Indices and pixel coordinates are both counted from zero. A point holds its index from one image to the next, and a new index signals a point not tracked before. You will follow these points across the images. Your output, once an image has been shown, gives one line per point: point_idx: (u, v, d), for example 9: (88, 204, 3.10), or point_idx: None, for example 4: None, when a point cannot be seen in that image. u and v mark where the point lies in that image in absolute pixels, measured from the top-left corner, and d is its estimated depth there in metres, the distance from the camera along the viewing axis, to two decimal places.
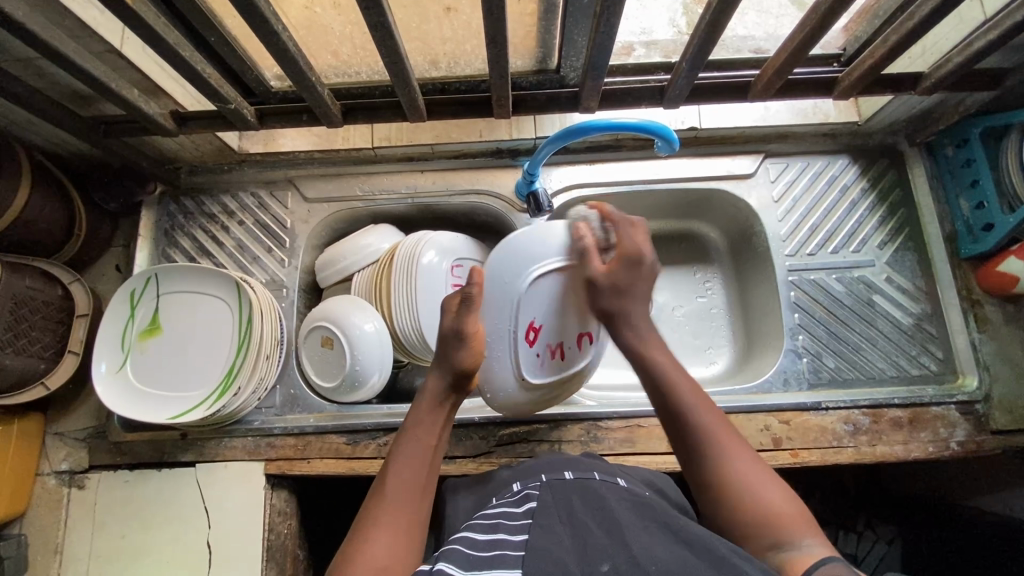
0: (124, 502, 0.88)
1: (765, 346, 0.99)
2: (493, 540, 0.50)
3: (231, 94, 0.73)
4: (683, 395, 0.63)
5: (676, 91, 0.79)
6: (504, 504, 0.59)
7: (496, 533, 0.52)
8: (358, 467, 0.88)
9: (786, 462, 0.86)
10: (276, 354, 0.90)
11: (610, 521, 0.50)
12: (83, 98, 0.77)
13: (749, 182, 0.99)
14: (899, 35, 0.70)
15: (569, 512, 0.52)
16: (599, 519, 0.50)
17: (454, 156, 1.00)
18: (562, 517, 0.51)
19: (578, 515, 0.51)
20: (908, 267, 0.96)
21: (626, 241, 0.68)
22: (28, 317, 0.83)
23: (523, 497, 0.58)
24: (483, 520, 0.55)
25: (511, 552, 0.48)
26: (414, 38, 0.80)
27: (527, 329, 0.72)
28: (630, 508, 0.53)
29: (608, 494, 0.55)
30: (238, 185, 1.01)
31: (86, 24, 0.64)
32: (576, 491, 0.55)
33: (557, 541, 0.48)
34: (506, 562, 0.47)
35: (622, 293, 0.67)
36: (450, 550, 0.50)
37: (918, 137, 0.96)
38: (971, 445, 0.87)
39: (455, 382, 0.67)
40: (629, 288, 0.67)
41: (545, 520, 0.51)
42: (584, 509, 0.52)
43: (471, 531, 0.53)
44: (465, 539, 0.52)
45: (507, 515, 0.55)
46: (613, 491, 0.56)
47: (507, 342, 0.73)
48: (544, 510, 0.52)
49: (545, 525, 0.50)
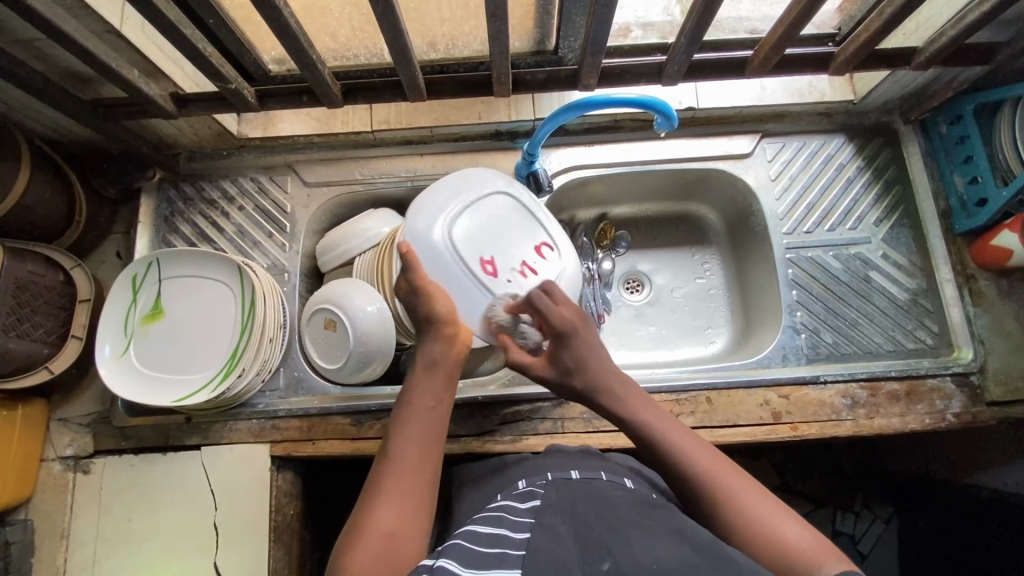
0: (130, 486, 0.89)
1: (763, 324, 1.00)
2: (495, 537, 0.51)
3: (232, 74, 0.73)
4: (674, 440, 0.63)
5: (675, 67, 0.79)
6: (507, 499, 0.59)
7: (499, 528, 0.52)
8: (362, 448, 0.89)
9: (786, 435, 0.87)
10: (278, 337, 0.90)
11: (612, 519, 0.51)
12: (83, 80, 0.77)
13: (747, 162, 1.00)
14: (894, 8, 0.70)
15: (573, 510, 0.53)
16: (602, 516, 0.51)
17: (453, 139, 1.00)
18: (565, 516, 0.52)
19: (581, 513, 0.52)
20: (904, 244, 0.97)
21: (550, 322, 0.72)
22: (30, 301, 0.83)
23: (528, 492, 0.58)
24: (487, 514, 0.55)
25: (512, 551, 0.48)
26: (413, 18, 0.79)
27: (480, 261, 0.83)
28: (633, 507, 0.54)
29: (612, 494, 0.56)
30: (237, 170, 1.01)
31: (87, 3, 0.64)
32: (581, 491, 0.56)
33: (560, 539, 0.49)
34: (506, 562, 0.47)
35: (575, 371, 0.71)
36: (451, 547, 0.50)
37: (912, 115, 0.97)
38: (966, 417, 0.88)
39: (444, 336, 0.68)
40: (577, 366, 0.70)
41: (547, 520, 0.51)
42: (589, 508, 0.53)
43: (475, 524, 0.54)
44: (467, 534, 0.52)
45: (510, 510, 0.55)
46: (618, 491, 0.57)
47: (467, 279, 0.82)
48: (548, 509, 0.53)
49: (547, 525, 0.51)
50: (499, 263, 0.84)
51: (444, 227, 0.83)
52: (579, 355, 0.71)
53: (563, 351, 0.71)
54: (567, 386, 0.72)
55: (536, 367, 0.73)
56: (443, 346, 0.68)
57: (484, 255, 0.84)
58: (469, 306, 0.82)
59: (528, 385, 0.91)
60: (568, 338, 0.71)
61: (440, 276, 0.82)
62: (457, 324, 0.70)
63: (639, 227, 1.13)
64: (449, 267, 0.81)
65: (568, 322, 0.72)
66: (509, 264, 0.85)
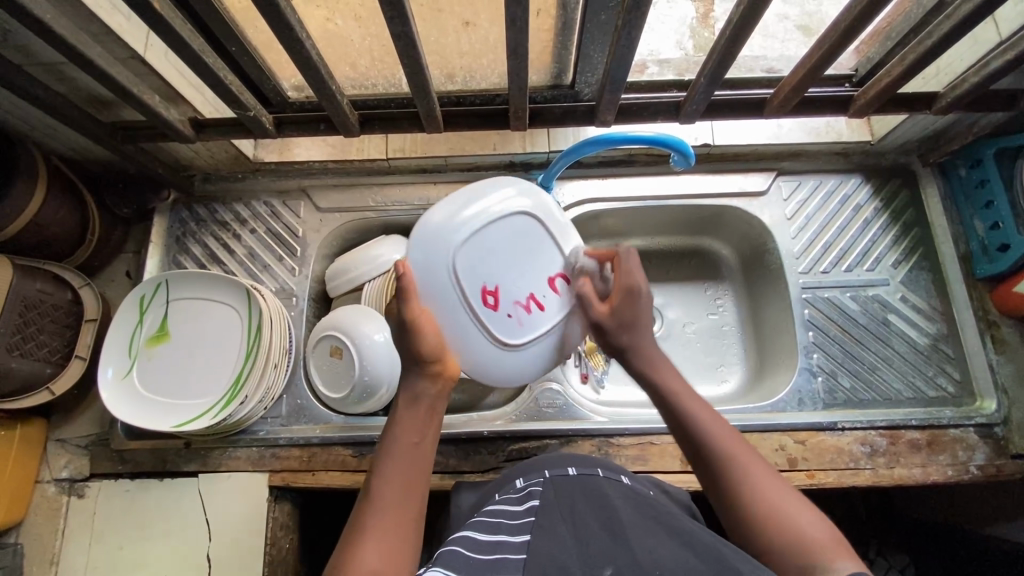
0: (124, 512, 0.87)
1: (777, 364, 0.98)
2: (494, 543, 0.48)
3: (251, 101, 0.74)
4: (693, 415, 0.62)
5: (693, 106, 0.79)
6: (506, 502, 0.57)
7: (498, 535, 0.49)
8: (362, 481, 0.86)
9: (802, 483, 0.84)
10: (283, 362, 0.89)
11: (612, 519, 0.48)
12: (104, 103, 0.78)
13: (762, 200, 0.99)
14: (916, 54, 0.70)
15: (571, 511, 0.50)
16: (601, 516, 0.49)
17: (467, 168, 1.01)
18: (564, 516, 0.50)
19: (579, 513, 0.50)
20: (923, 286, 0.95)
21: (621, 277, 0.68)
22: (36, 320, 0.82)
23: (526, 495, 0.56)
24: (485, 519, 0.53)
25: (512, 556, 0.45)
26: (432, 51, 0.80)
27: (481, 293, 0.68)
28: (632, 504, 0.52)
29: (610, 489, 0.54)
30: (251, 194, 1.02)
31: (112, 30, 0.65)
32: (579, 490, 0.54)
33: (559, 538, 0.47)
34: (505, 565, 0.44)
35: (628, 328, 0.68)
36: (448, 552, 0.47)
37: (931, 158, 0.96)
38: (991, 469, 0.85)
39: (428, 373, 0.64)
40: (631, 323, 0.68)
41: (546, 520, 0.49)
42: (587, 507, 0.51)
43: (472, 530, 0.51)
44: (466, 538, 0.50)
45: (509, 515, 0.53)
46: (616, 486, 0.55)
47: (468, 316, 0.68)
48: (547, 510, 0.51)
49: (546, 526, 0.48)
50: (507, 298, 0.69)
51: (467, 223, 0.66)
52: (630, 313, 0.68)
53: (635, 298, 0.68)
54: (615, 343, 0.69)
55: (597, 310, 0.69)
56: (426, 383, 0.64)
57: (487, 283, 0.68)
58: (459, 338, 0.68)
59: (534, 421, 0.89)
60: (637, 295, 0.68)
61: (430, 298, 0.67)
62: (445, 361, 0.65)
63: (652, 260, 1.11)
64: (444, 291, 0.66)
65: (640, 284, 0.68)
66: (513, 296, 0.69)
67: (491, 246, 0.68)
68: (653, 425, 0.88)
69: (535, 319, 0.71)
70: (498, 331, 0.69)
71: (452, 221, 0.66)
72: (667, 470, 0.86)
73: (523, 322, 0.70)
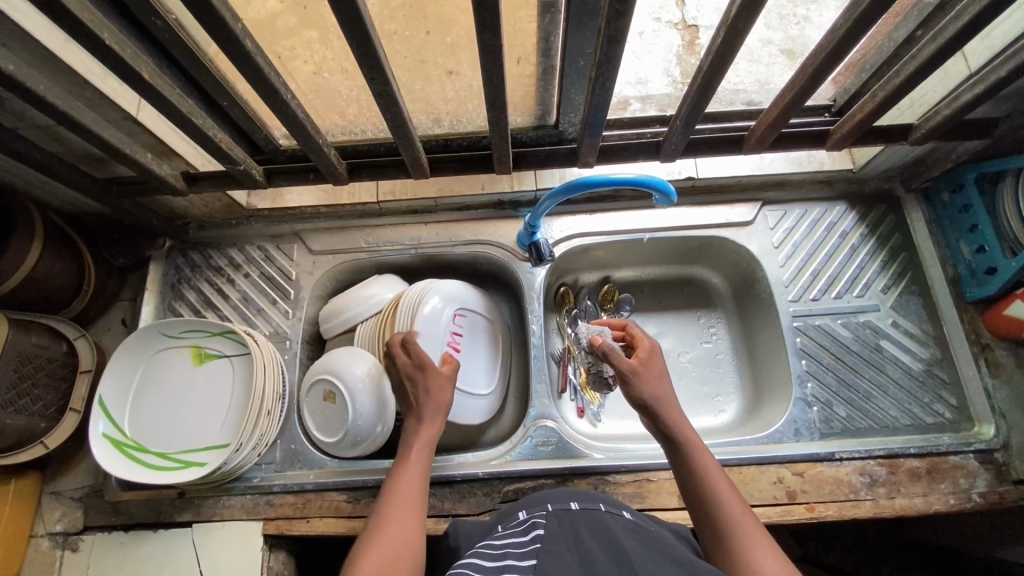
0: (118, 564, 0.86)
1: (773, 395, 0.98)
2: (500, 567, 0.47)
3: (241, 155, 0.76)
4: (708, 474, 0.64)
5: (672, 146, 0.81)
6: (509, 534, 0.56)
7: (504, 561, 0.49)
8: (358, 527, 0.85)
9: (802, 517, 0.83)
10: (277, 409, 0.88)
11: (615, 547, 0.48)
12: (97, 160, 0.80)
13: (749, 230, 1.00)
14: (886, 91, 0.71)
15: (576, 540, 0.50)
16: (606, 546, 0.49)
17: (457, 208, 1.02)
18: (569, 545, 0.49)
19: (584, 543, 0.49)
20: (914, 312, 0.95)
21: (642, 343, 0.79)
22: (32, 375, 0.83)
23: (530, 526, 0.55)
24: (490, 549, 0.52)
25: None
26: (417, 99, 0.84)
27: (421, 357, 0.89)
28: (635, 537, 0.51)
29: (612, 521, 0.53)
30: (245, 239, 1.03)
31: (105, 94, 0.67)
32: (583, 521, 0.53)
33: (564, 565, 0.46)
34: None
35: (647, 378, 0.72)
36: None
37: (913, 183, 0.98)
38: (993, 497, 0.84)
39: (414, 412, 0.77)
40: (655, 378, 0.73)
41: (552, 548, 0.49)
42: (592, 537, 0.51)
43: (479, 558, 0.51)
44: (473, 565, 0.49)
45: (514, 544, 0.52)
46: (618, 519, 0.55)
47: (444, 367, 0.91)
48: (551, 538, 0.50)
49: (553, 552, 0.48)
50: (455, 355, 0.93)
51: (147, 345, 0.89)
52: (655, 376, 0.73)
53: (658, 363, 0.75)
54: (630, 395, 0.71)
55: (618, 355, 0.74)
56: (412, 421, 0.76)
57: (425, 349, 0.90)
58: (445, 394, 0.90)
59: (530, 459, 0.89)
60: (656, 358, 0.76)
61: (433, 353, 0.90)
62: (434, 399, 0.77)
63: (644, 289, 1.12)
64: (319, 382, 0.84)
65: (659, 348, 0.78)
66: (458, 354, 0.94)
67: (166, 355, 0.90)
68: (649, 461, 0.88)
69: (475, 366, 0.96)
70: (475, 386, 0.94)
71: (224, 352, 0.90)
72: (665, 507, 0.85)
73: (468, 373, 0.94)
